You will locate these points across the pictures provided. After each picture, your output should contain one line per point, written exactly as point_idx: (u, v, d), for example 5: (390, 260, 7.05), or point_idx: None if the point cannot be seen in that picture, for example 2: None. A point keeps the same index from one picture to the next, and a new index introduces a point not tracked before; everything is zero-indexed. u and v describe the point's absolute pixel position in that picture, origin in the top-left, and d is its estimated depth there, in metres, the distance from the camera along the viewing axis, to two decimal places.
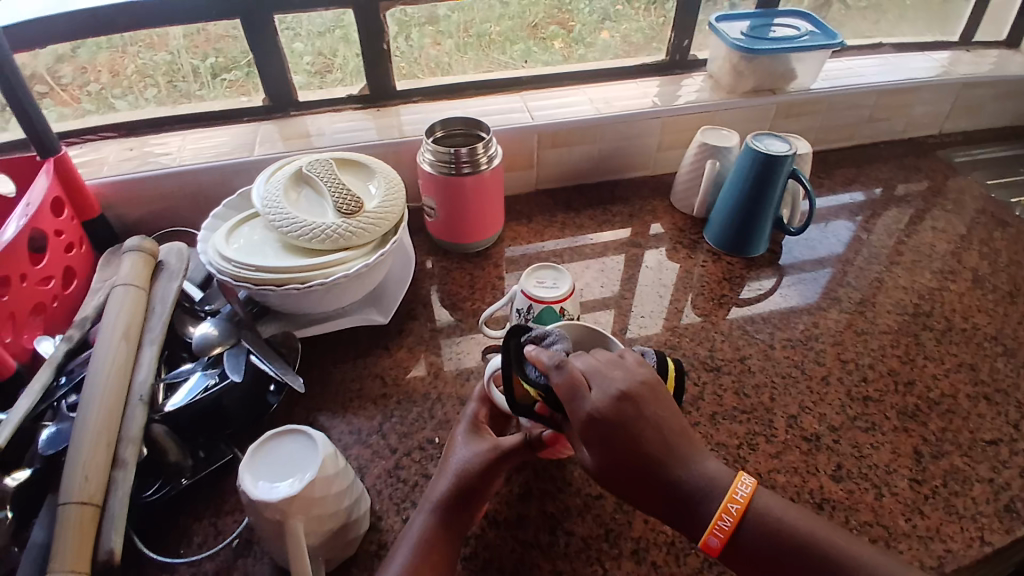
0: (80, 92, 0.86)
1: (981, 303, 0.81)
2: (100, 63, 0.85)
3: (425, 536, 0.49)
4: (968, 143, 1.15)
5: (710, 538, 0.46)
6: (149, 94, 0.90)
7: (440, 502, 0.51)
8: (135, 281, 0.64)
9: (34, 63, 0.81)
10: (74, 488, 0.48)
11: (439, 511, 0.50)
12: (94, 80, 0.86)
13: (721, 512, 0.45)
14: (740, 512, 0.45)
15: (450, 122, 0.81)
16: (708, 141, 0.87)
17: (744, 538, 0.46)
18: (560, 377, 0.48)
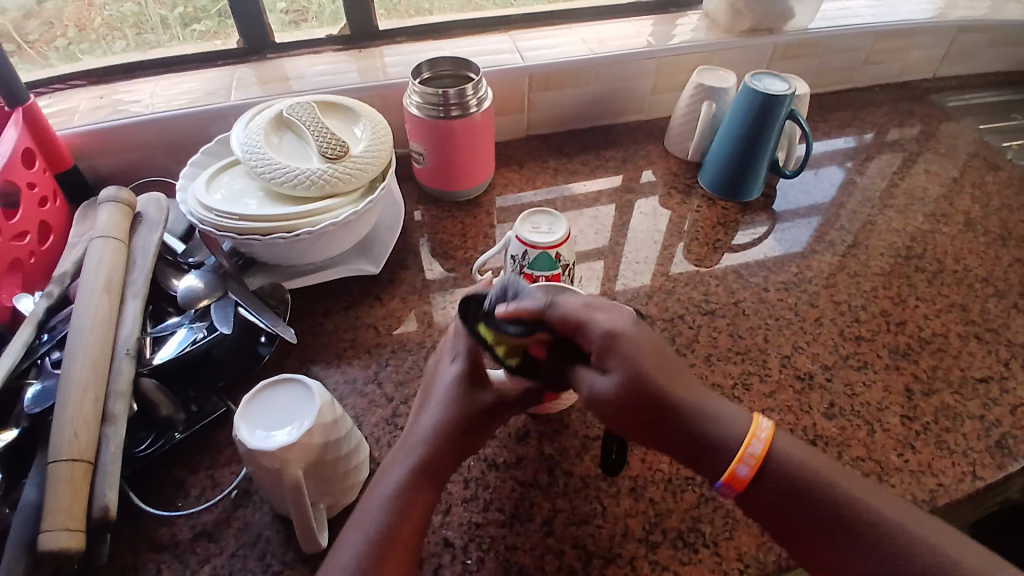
0: (47, 49, 0.82)
1: (972, 245, 0.81)
2: (68, 16, 0.81)
3: (404, 485, 0.46)
4: (962, 88, 1.12)
5: (739, 467, 0.43)
6: (117, 47, 0.85)
7: (420, 452, 0.48)
8: (113, 234, 0.61)
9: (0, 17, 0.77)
10: (64, 444, 0.47)
11: (417, 461, 0.48)
12: (61, 35, 0.82)
13: (749, 438, 0.43)
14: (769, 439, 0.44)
15: (437, 63, 0.77)
16: (705, 83, 0.84)
17: (771, 469, 0.43)
18: (558, 311, 0.47)
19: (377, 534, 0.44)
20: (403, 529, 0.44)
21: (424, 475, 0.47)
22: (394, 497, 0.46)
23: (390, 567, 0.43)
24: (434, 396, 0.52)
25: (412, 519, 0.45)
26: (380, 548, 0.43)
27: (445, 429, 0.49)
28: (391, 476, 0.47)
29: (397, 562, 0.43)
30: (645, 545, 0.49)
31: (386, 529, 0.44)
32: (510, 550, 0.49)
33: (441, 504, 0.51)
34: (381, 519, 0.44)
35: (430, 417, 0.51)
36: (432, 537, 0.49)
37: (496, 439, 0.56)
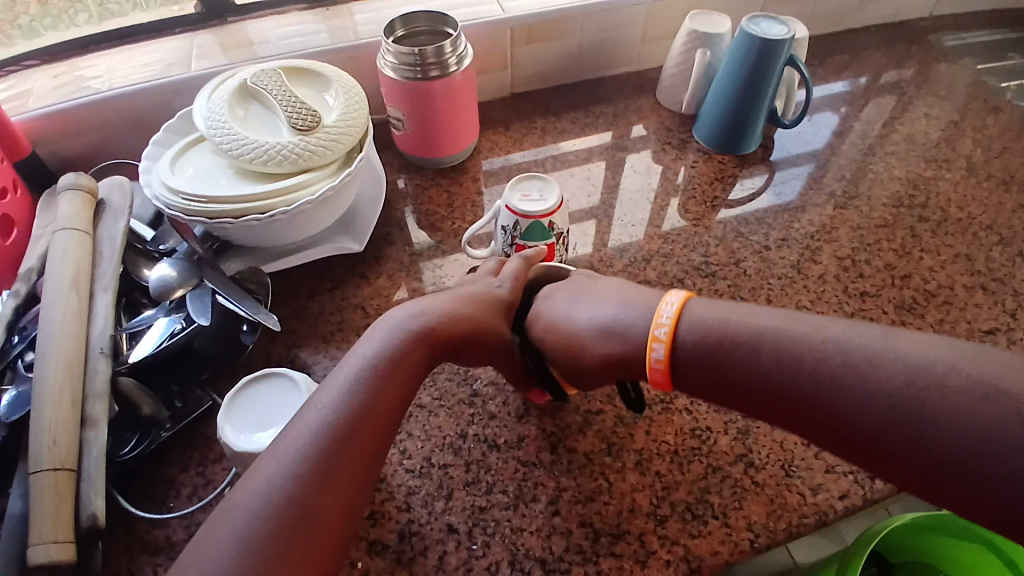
0: (11, 27, 0.79)
1: (974, 192, 0.79)
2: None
3: (386, 367, 0.45)
4: (959, 26, 1.07)
5: (653, 372, 0.48)
6: (80, 21, 0.81)
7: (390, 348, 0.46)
8: (76, 224, 0.57)
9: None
10: (42, 453, 0.45)
11: (389, 356, 0.46)
12: (23, 11, 0.79)
13: (651, 340, 0.48)
14: (669, 332, 0.47)
15: (411, 18, 0.71)
16: (698, 28, 0.79)
17: (684, 358, 0.47)
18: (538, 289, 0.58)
19: (331, 427, 0.41)
20: (361, 422, 0.42)
21: (388, 386, 0.44)
22: (355, 388, 0.43)
23: (349, 455, 0.41)
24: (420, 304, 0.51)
25: (374, 416, 0.43)
26: (346, 425, 0.42)
27: (425, 333, 0.48)
28: (349, 367, 0.45)
29: (350, 457, 0.41)
30: (653, 520, 0.48)
31: (356, 406, 0.42)
32: (516, 532, 0.48)
33: (443, 489, 0.50)
34: (336, 411, 0.42)
35: (411, 322, 0.49)
36: (434, 523, 0.48)
37: (495, 420, 0.54)
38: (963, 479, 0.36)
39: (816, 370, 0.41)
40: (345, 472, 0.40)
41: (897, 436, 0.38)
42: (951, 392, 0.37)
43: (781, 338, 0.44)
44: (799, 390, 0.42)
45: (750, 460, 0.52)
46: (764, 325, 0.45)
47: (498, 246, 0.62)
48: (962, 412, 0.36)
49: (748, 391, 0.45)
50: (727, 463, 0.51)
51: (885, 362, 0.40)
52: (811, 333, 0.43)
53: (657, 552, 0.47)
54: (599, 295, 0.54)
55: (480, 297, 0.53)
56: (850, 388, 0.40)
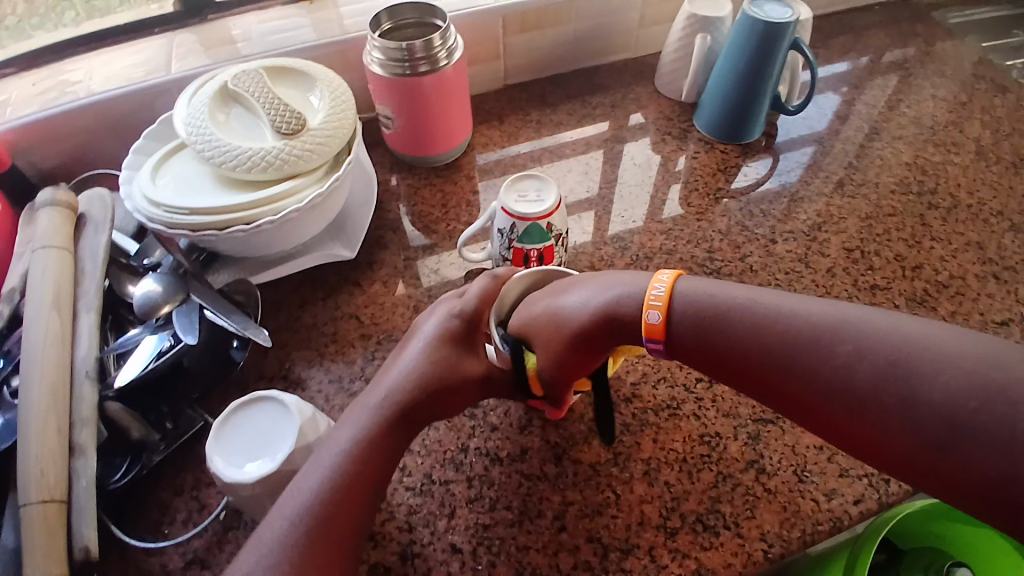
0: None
1: (985, 176, 0.76)
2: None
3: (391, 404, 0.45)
4: (964, 0, 1.04)
5: (648, 315, 0.46)
6: (67, 18, 0.79)
7: (387, 398, 0.46)
8: (56, 241, 0.55)
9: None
10: (31, 485, 0.44)
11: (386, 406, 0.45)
12: (11, 12, 0.77)
13: (651, 284, 0.47)
14: (671, 278, 0.47)
15: (397, 10, 0.68)
16: (697, 12, 0.76)
17: (681, 312, 0.45)
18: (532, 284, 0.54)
19: (333, 479, 0.40)
20: (361, 472, 0.41)
21: (394, 421, 0.45)
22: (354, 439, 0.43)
23: (354, 491, 0.41)
24: (406, 351, 0.50)
25: (373, 464, 0.42)
26: (354, 463, 0.41)
27: (420, 381, 0.47)
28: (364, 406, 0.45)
29: (351, 506, 0.40)
30: (663, 533, 0.47)
31: (362, 444, 0.42)
32: (522, 550, 0.46)
33: (445, 506, 0.48)
34: (338, 463, 0.41)
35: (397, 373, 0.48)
36: (437, 543, 0.47)
37: (497, 431, 0.52)
38: (953, 448, 0.33)
39: (805, 336, 0.40)
40: (347, 521, 0.40)
41: (885, 405, 0.36)
42: (942, 361, 0.35)
43: (767, 313, 0.42)
44: (785, 357, 0.40)
45: (761, 466, 0.50)
46: (747, 299, 0.44)
47: (495, 250, 0.60)
48: (954, 375, 0.34)
49: (734, 358, 0.43)
50: (737, 469, 0.50)
51: (877, 333, 0.37)
52: (805, 306, 0.41)
53: (668, 566, 0.45)
54: (602, 278, 0.51)
55: (459, 333, 0.50)
56: (837, 361, 0.38)
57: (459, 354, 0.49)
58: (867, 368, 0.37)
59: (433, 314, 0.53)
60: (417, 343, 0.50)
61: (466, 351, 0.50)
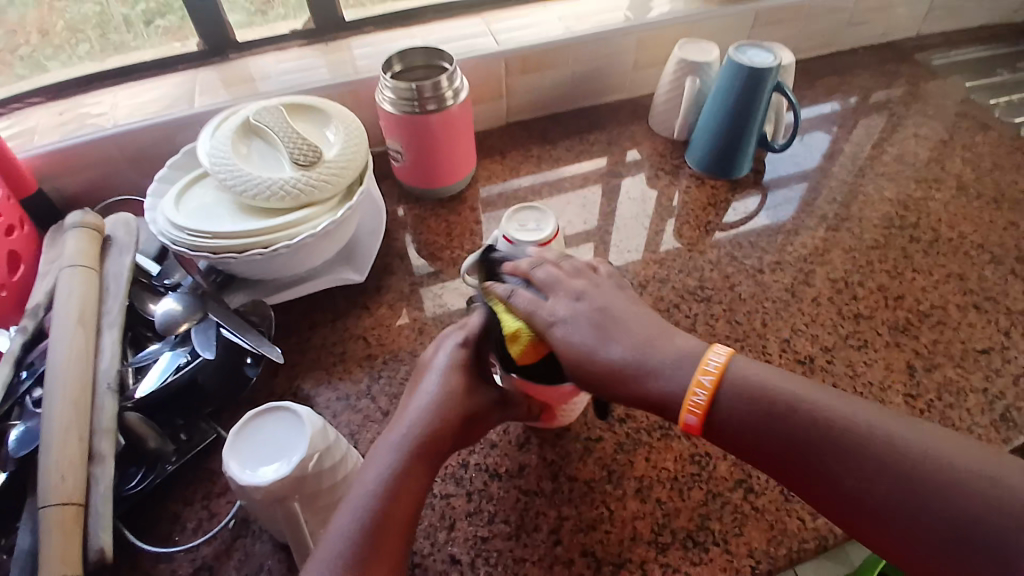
0: (11, 57, 0.79)
1: (965, 211, 0.80)
2: (30, 22, 0.79)
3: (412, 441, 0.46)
4: (946, 45, 1.09)
5: (687, 417, 0.44)
6: (82, 51, 0.82)
7: (408, 433, 0.47)
8: (82, 261, 0.58)
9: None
10: (51, 489, 0.46)
11: (408, 441, 0.46)
12: (24, 42, 0.79)
13: (700, 369, 0.45)
14: (715, 381, 0.44)
15: (408, 54, 0.74)
16: (688, 57, 0.81)
17: (724, 405, 0.44)
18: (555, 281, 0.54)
19: (368, 520, 0.42)
20: (393, 511, 0.43)
21: (418, 456, 0.46)
22: (382, 478, 0.44)
23: (385, 535, 0.42)
24: (422, 385, 0.51)
25: (406, 502, 0.44)
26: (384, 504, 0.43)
27: (439, 416, 0.48)
28: (393, 441, 0.47)
29: (390, 541, 0.42)
30: (655, 548, 0.49)
31: (391, 481, 0.44)
32: (518, 563, 0.48)
33: (445, 519, 0.50)
34: (369, 503, 0.43)
35: (417, 407, 0.49)
36: (437, 554, 0.48)
37: (497, 448, 0.55)
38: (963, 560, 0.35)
39: (822, 430, 0.41)
40: (388, 557, 0.42)
41: (903, 509, 0.37)
42: (953, 467, 0.37)
43: (794, 401, 0.42)
44: (809, 451, 0.41)
45: (750, 485, 0.52)
46: (777, 387, 0.43)
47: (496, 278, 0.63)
48: (966, 479, 0.37)
49: (762, 449, 0.42)
50: (726, 488, 0.52)
51: (906, 447, 0.39)
52: (816, 397, 0.42)
53: None
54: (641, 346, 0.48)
55: (469, 361, 0.52)
56: (857, 468, 0.39)
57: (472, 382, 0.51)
58: (916, 496, 0.37)
59: (443, 347, 0.53)
60: (432, 376, 0.51)
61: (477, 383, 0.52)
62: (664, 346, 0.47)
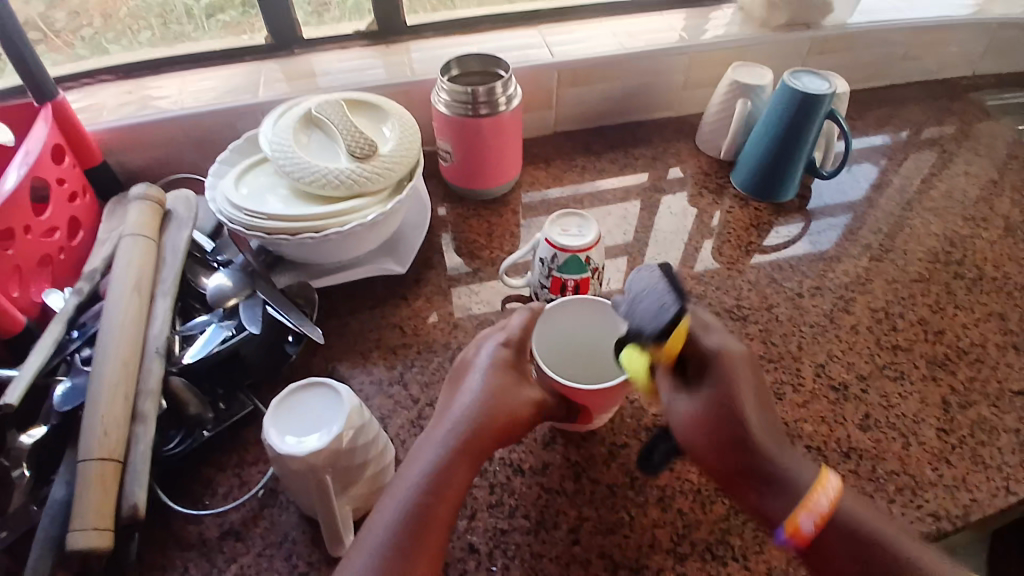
0: (73, 38, 0.83)
1: (1013, 252, 0.78)
2: (93, 7, 0.83)
3: (455, 438, 0.47)
4: (1004, 85, 1.07)
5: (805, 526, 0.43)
6: (143, 38, 0.86)
7: (451, 430, 0.47)
8: (143, 231, 0.62)
9: (28, 9, 0.79)
10: (94, 443, 0.48)
11: (452, 436, 0.47)
12: (87, 24, 0.83)
13: (819, 488, 0.43)
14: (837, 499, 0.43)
15: (466, 60, 0.76)
16: (740, 80, 0.82)
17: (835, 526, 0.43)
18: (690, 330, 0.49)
19: (411, 512, 0.43)
20: (434, 508, 0.44)
21: (460, 453, 0.46)
22: (427, 473, 0.45)
23: (426, 531, 0.43)
24: (465, 384, 0.50)
25: (446, 499, 0.44)
26: (427, 498, 0.44)
27: (481, 414, 0.48)
28: (437, 436, 0.47)
29: (432, 538, 0.43)
30: (672, 558, 0.49)
31: (434, 476, 0.45)
32: (536, 558, 0.49)
33: (466, 508, 0.51)
34: (412, 498, 0.44)
35: (461, 405, 0.49)
36: (457, 541, 0.49)
37: (523, 445, 0.55)
38: None
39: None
40: (430, 553, 0.42)
41: None
42: None
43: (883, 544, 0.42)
44: None
45: None
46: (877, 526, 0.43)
47: (534, 277, 0.65)
48: None
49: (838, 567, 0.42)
50: None
51: None
52: (912, 549, 0.42)
53: None
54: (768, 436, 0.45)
55: (510, 359, 0.51)
56: None
57: (513, 380, 0.50)
58: None
59: (484, 346, 0.53)
60: (475, 374, 0.51)
61: (520, 378, 0.51)
62: (782, 456, 0.44)
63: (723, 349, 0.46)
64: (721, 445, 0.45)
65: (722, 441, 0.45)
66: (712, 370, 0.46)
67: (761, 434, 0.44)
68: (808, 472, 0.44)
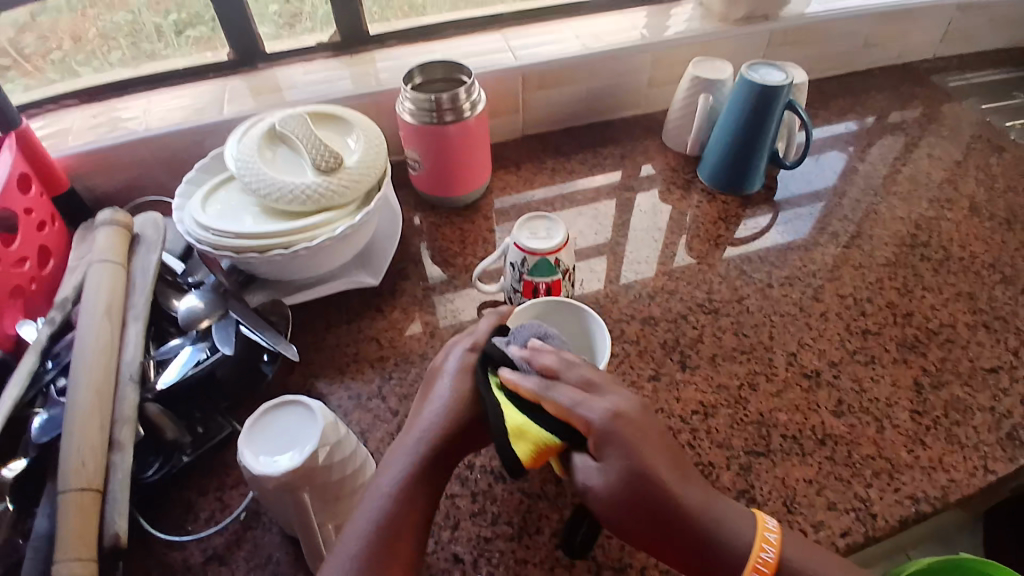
0: (43, 62, 0.81)
1: (977, 231, 0.80)
2: (63, 27, 0.81)
3: (426, 445, 0.47)
4: (964, 67, 1.10)
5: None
6: (113, 58, 0.84)
7: (423, 437, 0.47)
8: (111, 257, 0.61)
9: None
10: (71, 475, 0.47)
11: (424, 444, 0.47)
12: (55, 47, 0.81)
13: (760, 542, 0.42)
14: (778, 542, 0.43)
15: (429, 67, 0.76)
16: (701, 75, 0.83)
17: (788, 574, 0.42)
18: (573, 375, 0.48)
19: (384, 520, 0.43)
20: (408, 514, 0.44)
21: (432, 459, 0.46)
22: (398, 480, 0.45)
23: (399, 537, 0.43)
24: (434, 391, 0.51)
25: (420, 504, 0.45)
26: (399, 505, 0.44)
27: (451, 421, 0.48)
28: (409, 443, 0.47)
29: (406, 545, 0.43)
30: (657, 554, 0.49)
31: (406, 483, 0.45)
32: (520, 563, 0.49)
33: (449, 519, 0.51)
34: (385, 505, 0.44)
35: (429, 413, 0.49)
36: (440, 552, 0.49)
37: (502, 451, 0.56)
38: None
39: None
40: (404, 558, 0.43)
41: None
42: None
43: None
44: None
45: (754, 495, 0.54)
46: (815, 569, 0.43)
47: (507, 282, 0.65)
48: None
49: None
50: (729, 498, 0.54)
51: None
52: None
53: None
54: (693, 486, 0.44)
55: (480, 365, 0.51)
56: None
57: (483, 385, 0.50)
58: None
59: (453, 352, 0.53)
60: (444, 381, 0.51)
61: None
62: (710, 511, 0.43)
63: (612, 412, 0.44)
64: (650, 520, 0.42)
65: (648, 518, 0.42)
66: (617, 440, 0.43)
67: (686, 495, 0.43)
68: (741, 520, 0.43)
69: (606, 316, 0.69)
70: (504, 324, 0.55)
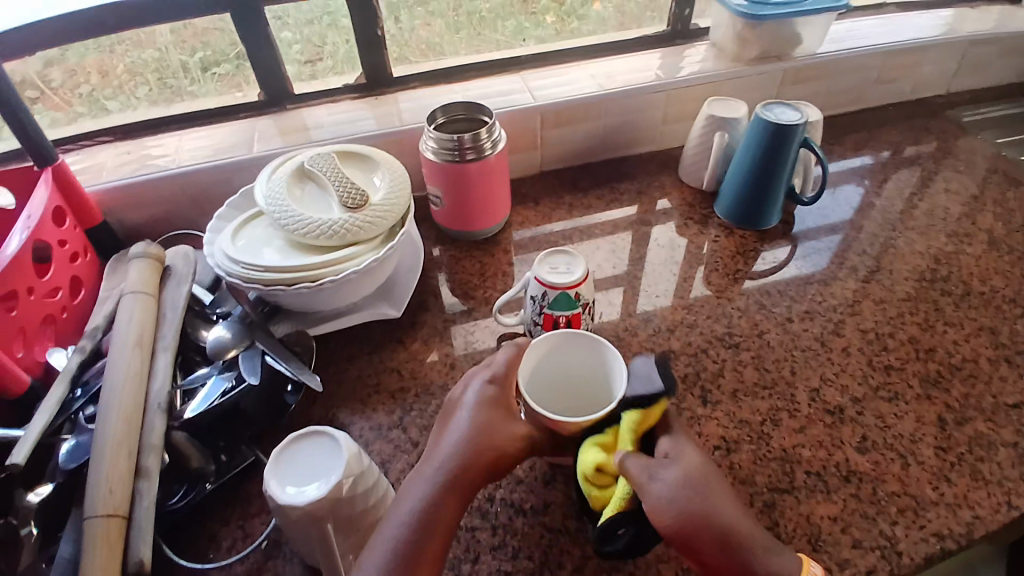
0: (70, 95, 0.85)
1: (998, 265, 0.80)
2: (89, 64, 0.83)
3: (444, 476, 0.47)
4: (975, 102, 1.11)
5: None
6: (140, 93, 0.88)
7: (441, 466, 0.47)
8: (143, 288, 0.63)
9: (24, 67, 0.79)
10: (99, 501, 0.48)
11: (442, 474, 0.47)
12: (84, 81, 0.84)
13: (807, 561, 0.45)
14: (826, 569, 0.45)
15: (450, 108, 0.79)
16: (716, 113, 0.85)
17: None
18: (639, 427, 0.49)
19: (401, 549, 0.43)
20: (424, 547, 0.44)
21: (450, 491, 0.46)
22: (417, 509, 0.45)
23: (418, 567, 0.43)
24: (451, 422, 0.51)
25: (435, 534, 0.45)
26: (415, 536, 0.44)
27: (467, 451, 0.48)
28: (426, 473, 0.48)
29: (423, 574, 0.43)
30: None
31: (423, 514, 0.45)
32: None
33: (470, 552, 0.51)
34: (402, 534, 0.44)
35: (445, 445, 0.49)
36: None
37: (522, 484, 0.55)
38: None
39: None
40: None
41: None
42: None
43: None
44: None
45: (778, 533, 0.54)
46: None
47: (527, 314, 0.66)
48: None
49: None
50: None
51: None
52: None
53: None
54: (746, 533, 0.44)
55: (493, 397, 0.51)
56: None
57: (497, 416, 0.50)
58: None
59: (470, 385, 0.53)
60: (461, 412, 0.51)
61: (504, 415, 0.51)
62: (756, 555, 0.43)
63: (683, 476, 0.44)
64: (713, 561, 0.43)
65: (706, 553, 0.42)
66: (695, 503, 0.43)
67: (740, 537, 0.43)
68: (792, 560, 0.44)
69: (625, 349, 0.70)
70: (522, 356, 0.55)
